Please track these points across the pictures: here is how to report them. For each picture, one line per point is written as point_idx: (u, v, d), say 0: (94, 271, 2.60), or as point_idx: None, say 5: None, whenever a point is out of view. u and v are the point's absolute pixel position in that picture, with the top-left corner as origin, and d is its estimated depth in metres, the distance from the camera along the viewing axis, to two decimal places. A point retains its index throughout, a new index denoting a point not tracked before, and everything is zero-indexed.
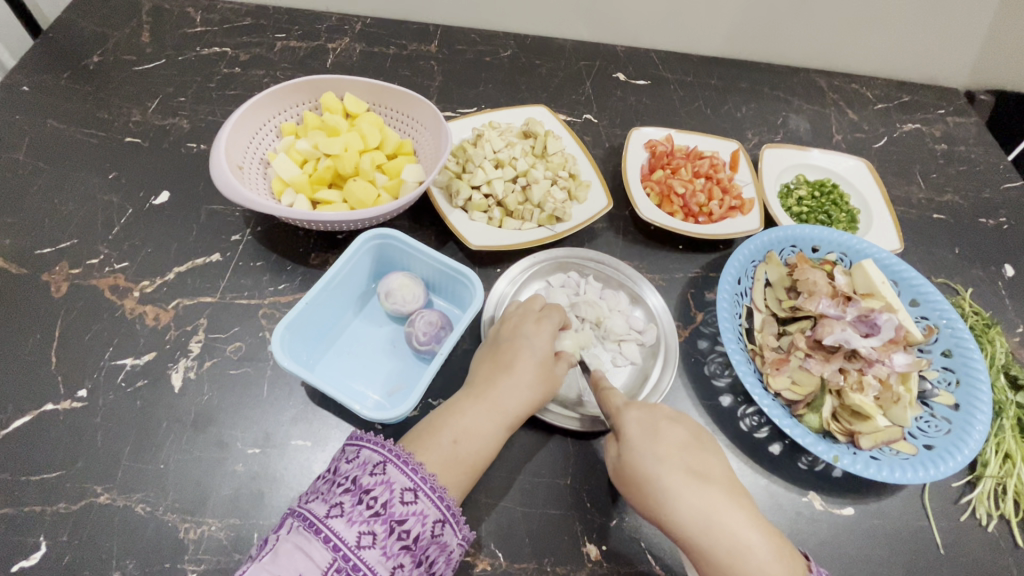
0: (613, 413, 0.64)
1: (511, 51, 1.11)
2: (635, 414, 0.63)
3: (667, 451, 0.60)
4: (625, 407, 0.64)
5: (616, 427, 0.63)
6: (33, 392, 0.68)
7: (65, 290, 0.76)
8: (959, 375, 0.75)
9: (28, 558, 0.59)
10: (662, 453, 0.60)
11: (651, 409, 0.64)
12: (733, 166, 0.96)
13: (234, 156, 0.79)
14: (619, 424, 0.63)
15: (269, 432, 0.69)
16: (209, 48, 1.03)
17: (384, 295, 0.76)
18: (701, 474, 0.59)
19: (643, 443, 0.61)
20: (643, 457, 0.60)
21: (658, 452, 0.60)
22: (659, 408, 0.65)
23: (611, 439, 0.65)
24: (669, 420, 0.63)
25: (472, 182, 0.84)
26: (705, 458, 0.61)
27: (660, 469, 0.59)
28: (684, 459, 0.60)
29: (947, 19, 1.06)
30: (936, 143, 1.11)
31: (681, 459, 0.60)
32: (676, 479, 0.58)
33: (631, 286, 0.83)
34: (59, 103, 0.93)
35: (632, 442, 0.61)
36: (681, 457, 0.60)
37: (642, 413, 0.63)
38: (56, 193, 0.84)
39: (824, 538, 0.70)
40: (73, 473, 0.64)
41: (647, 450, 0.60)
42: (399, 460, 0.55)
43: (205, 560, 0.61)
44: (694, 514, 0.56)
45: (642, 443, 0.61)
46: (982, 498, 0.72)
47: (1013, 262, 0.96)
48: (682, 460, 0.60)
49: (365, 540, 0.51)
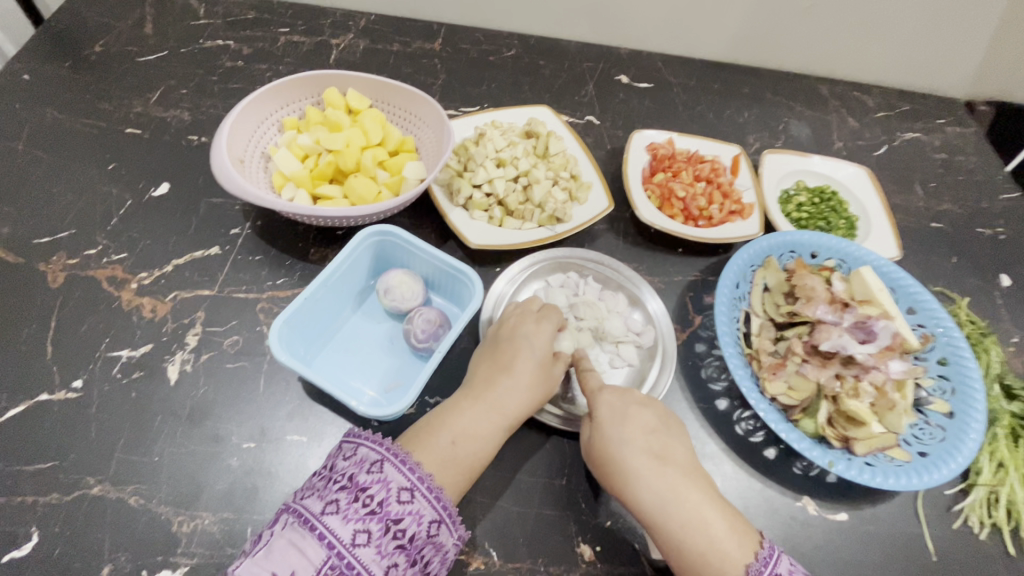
0: (588, 394, 0.66)
1: (515, 51, 1.12)
2: (606, 395, 0.65)
3: (633, 433, 0.62)
4: (598, 389, 0.66)
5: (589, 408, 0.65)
6: (28, 383, 0.68)
7: (62, 280, 0.76)
8: (954, 384, 0.75)
9: (19, 549, 0.59)
10: (628, 435, 0.61)
11: (622, 392, 0.65)
12: (733, 171, 0.96)
13: (235, 149, 0.79)
14: (591, 406, 0.64)
15: (265, 426, 0.68)
16: (212, 41, 1.03)
17: (383, 292, 0.76)
18: (664, 457, 0.61)
19: (611, 424, 0.62)
20: (611, 438, 0.61)
21: (625, 433, 0.62)
22: (631, 391, 0.66)
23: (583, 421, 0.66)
24: (638, 405, 0.65)
25: (474, 180, 0.84)
26: (670, 442, 0.63)
27: (625, 450, 0.60)
28: (648, 441, 0.62)
29: (949, 30, 1.06)
30: (936, 152, 1.11)
31: (646, 440, 0.62)
32: (638, 461, 0.60)
33: (630, 289, 0.83)
34: (60, 93, 0.92)
35: (601, 422, 0.63)
36: (646, 438, 0.62)
37: (615, 396, 0.64)
38: (55, 183, 0.83)
39: (817, 542, 0.70)
40: (67, 464, 0.63)
41: (615, 433, 0.62)
42: (396, 458, 0.55)
43: (197, 554, 0.61)
44: (653, 493, 0.58)
45: (610, 424, 0.62)
46: (975, 506, 0.73)
47: (1009, 272, 0.96)
48: (646, 441, 0.61)
49: (360, 538, 0.51)
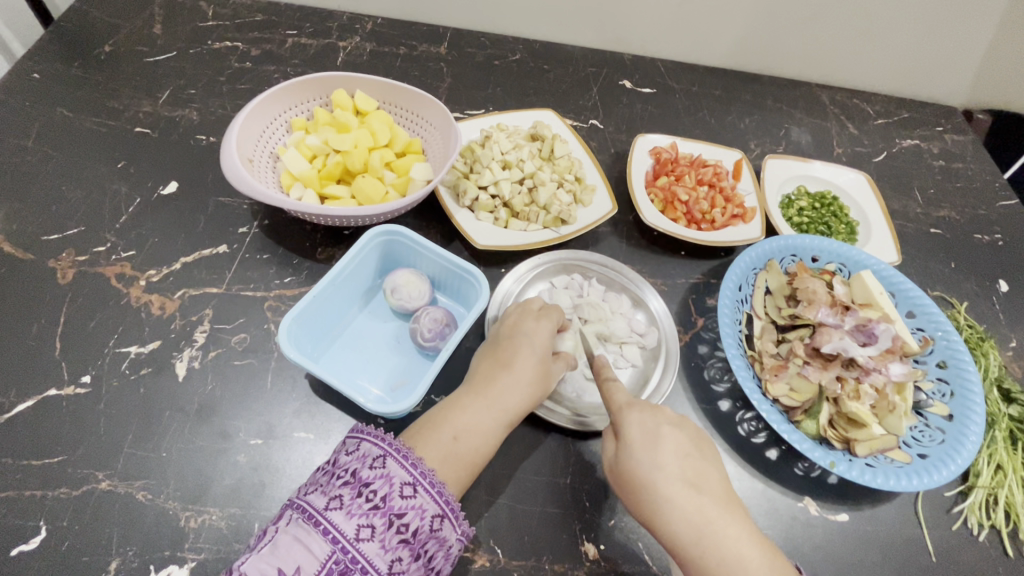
0: (616, 412, 0.63)
1: (520, 55, 1.13)
2: (637, 416, 0.62)
3: (667, 458, 0.60)
4: (625, 407, 0.63)
5: (617, 427, 0.63)
6: (36, 378, 0.68)
7: (71, 277, 0.76)
8: (952, 387, 0.76)
9: (28, 542, 0.59)
10: (661, 461, 0.60)
11: (654, 412, 0.63)
12: (736, 175, 0.97)
13: (244, 149, 0.79)
14: (621, 427, 0.62)
15: (272, 423, 0.69)
16: (221, 42, 1.04)
17: (389, 291, 0.77)
18: (698, 484, 0.60)
19: (643, 449, 0.60)
20: (642, 463, 0.60)
21: (658, 459, 0.60)
22: (661, 411, 0.64)
23: (610, 438, 0.64)
24: (671, 426, 0.63)
25: (480, 182, 0.85)
26: (702, 466, 0.61)
27: (658, 477, 0.59)
28: (682, 467, 0.60)
29: (947, 40, 1.08)
30: (934, 159, 1.13)
31: (680, 467, 0.60)
32: (673, 489, 0.58)
33: (633, 290, 0.84)
34: (69, 91, 0.93)
35: (632, 445, 0.61)
36: (680, 465, 0.60)
37: (646, 417, 0.62)
38: (64, 180, 0.84)
39: (819, 543, 0.71)
40: (75, 459, 0.64)
41: (645, 459, 0.60)
42: (398, 453, 0.56)
43: (204, 549, 0.61)
44: (689, 525, 0.57)
45: (641, 449, 0.60)
46: (974, 508, 0.73)
47: (1008, 278, 0.97)
48: (680, 467, 0.60)
49: (364, 533, 0.51)
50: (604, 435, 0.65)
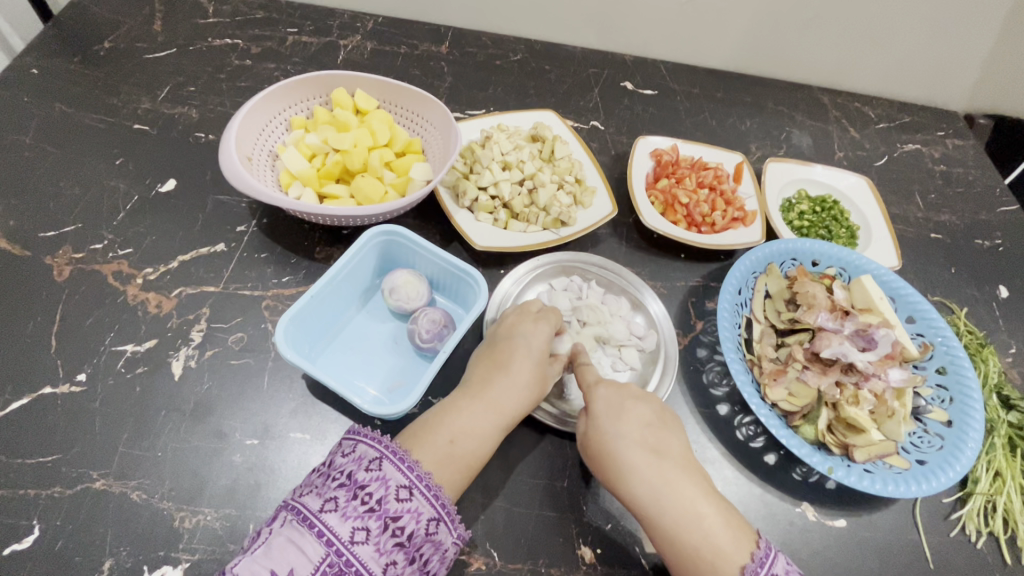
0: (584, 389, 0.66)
1: (521, 56, 1.12)
2: (603, 391, 0.65)
3: (629, 427, 0.62)
4: (594, 383, 0.66)
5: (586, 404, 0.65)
6: (32, 375, 0.68)
7: (68, 274, 0.76)
8: (952, 393, 0.76)
9: (21, 541, 0.59)
10: (624, 430, 0.62)
11: (619, 387, 0.66)
12: (736, 178, 0.97)
13: (243, 147, 0.79)
14: (588, 403, 0.65)
15: (268, 423, 0.68)
16: (221, 39, 1.04)
17: (388, 291, 0.76)
18: (661, 451, 0.61)
19: (607, 419, 0.63)
20: (606, 432, 0.62)
21: (620, 427, 0.62)
22: (628, 386, 0.67)
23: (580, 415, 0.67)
24: (636, 399, 0.65)
25: (480, 183, 0.85)
26: (666, 436, 0.63)
27: (620, 444, 0.61)
28: (644, 435, 0.62)
29: (950, 44, 1.07)
30: (935, 163, 1.12)
31: (642, 435, 0.62)
32: (634, 454, 0.60)
33: (632, 293, 0.83)
34: (68, 88, 0.93)
35: (597, 415, 0.63)
36: (642, 433, 0.62)
37: (612, 392, 0.65)
38: (62, 177, 0.83)
39: (816, 548, 0.71)
40: (69, 458, 0.63)
41: (610, 426, 0.62)
42: (394, 455, 0.55)
43: (199, 549, 0.61)
44: (649, 488, 0.58)
45: (606, 418, 0.63)
46: (972, 515, 0.73)
47: (1008, 284, 0.97)
48: (642, 435, 0.62)
49: (359, 536, 0.51)
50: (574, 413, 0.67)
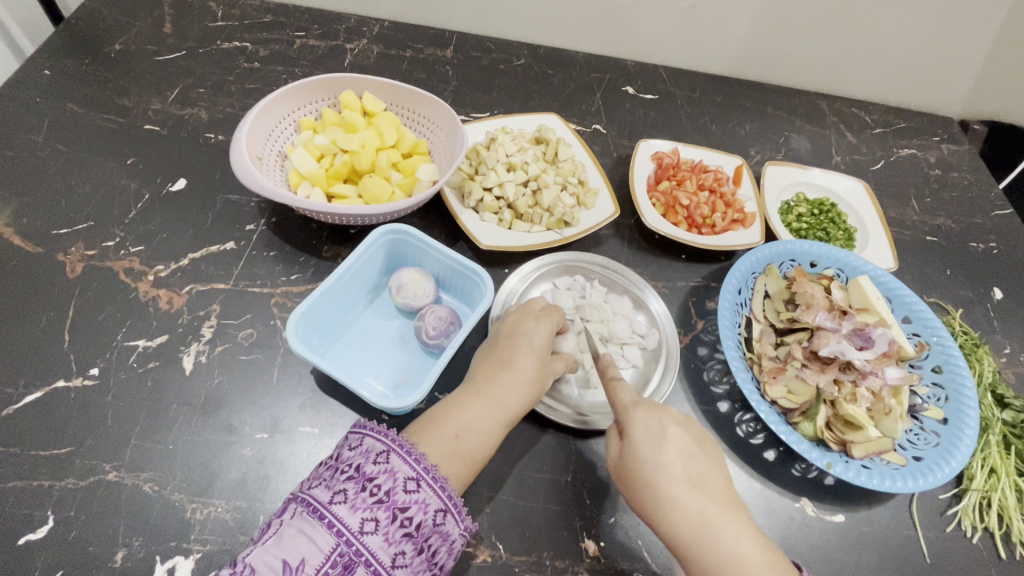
0: (621, 411, 0.65)
1: (524, 60, 1.14)
2: (642, 415, 0.64)
3: (671, 458, 0.61)
4: (631, 405, 0.65)
5: (622, 426, 0.64)
6: (45, 369, 0.69)
7: (80, 271, 0.77)
8: (947, 391, 0.78)
9: (35, 531, 0.60)
10: (666, 460, 0.61)
11: (658, 412, 0.65)
12: (736, 181, 0.99)
13: (254, 147, 0.81)
14: (626, 426, 0.64)
15: (278, 418, 0.70)
16: (230, 42, 1.05)
17: (395, 289, 0.78)
18: (702, 484, 0.61)
19: (647, 447, 0.62)
20: (647, 461, 0.61)
21: (662, 457, 0.61)
22: (666, 409, 0.65)
23: (614, 437, 0.65)
24: (677, 426, 0.64)
25: (485, 184, 0.87)
26: (706, 468, 0.62)
27: (661, 477, 0.60)
28: (685, 466, 0.61)
29: (944, 50, 1.10)
30: (931, 168, 1.14)
31: (683, 467, 0.61)
32: (678, 490, 0.59)
33: (635, 292, 0.85)
34: (79, 89, 0.94)
35: (637, 443, 0.62)
36: (684, 465, 0.61)
37: (651, 416, 0.64)
38: (74, 176, 0.85)
39: (815, 543, 0.72)
40: (83, 450, 0.64)
41: (651, 456, 0.61)
42: (401, 449, 0.56)
43: (211, 540, 0.62)
44: (692, 525, 0.58)
45: (646, 447, 0.62)
46: (967, 511, 0.74)
47: (1002, 286, 0.99)
48: (684, 467, 0.61)
49: (368, 526, 0.52)
50: (607, 434, 0.66)
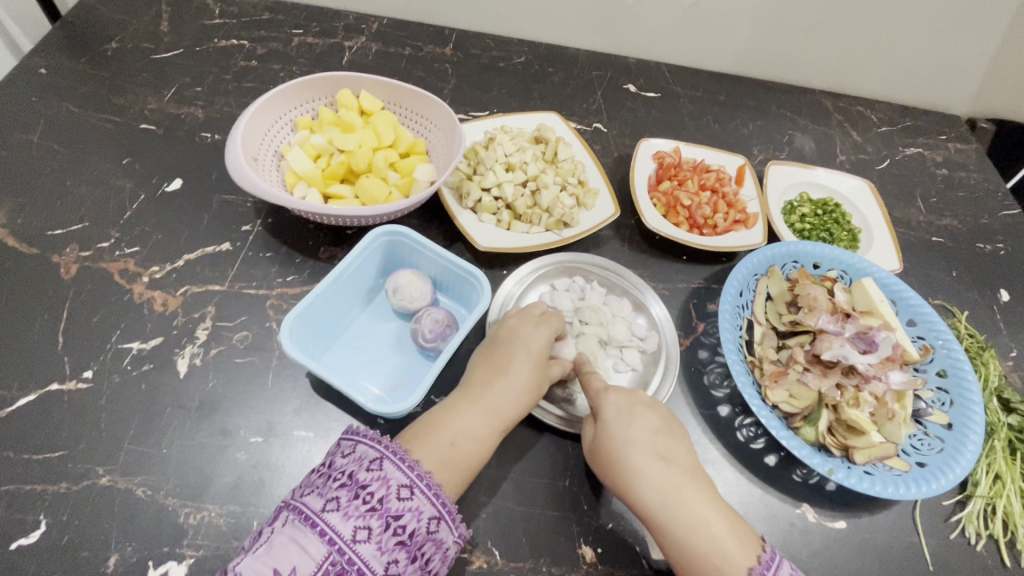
0: (594, 395, 0.66)
1: (524, 58, 1.13)
2: (612, 395, 0.65)
3: (638, 433, 0.62)
4: (603, 390, 0.66)
5: (595, 409, 0.65)
6: (40, 372, 0.69)
7: (74, 272, 0.76)
8: (952, 396, 0.76)
9: (28, 536, 0.59)
10: (634, 435, 0.62)
11: (629, 393, 0.66)
12: (739, 181, 0.97)
13: (249, 147, 0.80)
14: (598, 406, 0.64)
15: (273, 421, 0.69)
16: (227, 40, 1.05)
17: (391, 291, 0.77)
18: (668, 457, 0.61)
19: (616, 424, 0.62)
20: (615, 437, 0.62)
21: (630, 433, 0.62)
22: (638, 393, 0.66)
23: (588, 421, 0.66)
24: (646, 405, 0.65)
25: (483, 184, 0.86)
26: (674, 443, 0.63)
27: (629, 449, 0.61)
28: (653, 441, 0.62)
29: (951, 48, 1.08)
30: (937, 167, 1.13)
31: (650, 441, 0.62)
32: (643, 461, 0.60)
33: (635, 294, 0.84)
34: (76, 88, 0.93)
35: (606, 421, 0.63)
36: (651, 439, 0.62)
37: (621, 396, 0.65)
38: (69, 176, 0.84)
39: (816, 549, 0.71)
40: (76, 454, 0.64)
41: (620, 432, 0.62)
42: (395, 456, 0.55)
43: (204, 546, 0.61)
44: (657, 494, 0.58)
45: (615, 424, 0.62)
46: (971, 517, 0.73)
47: (1009, 288, 0.97)
48: (651, 441, 0.61)
49: (361, 535, 0.51)
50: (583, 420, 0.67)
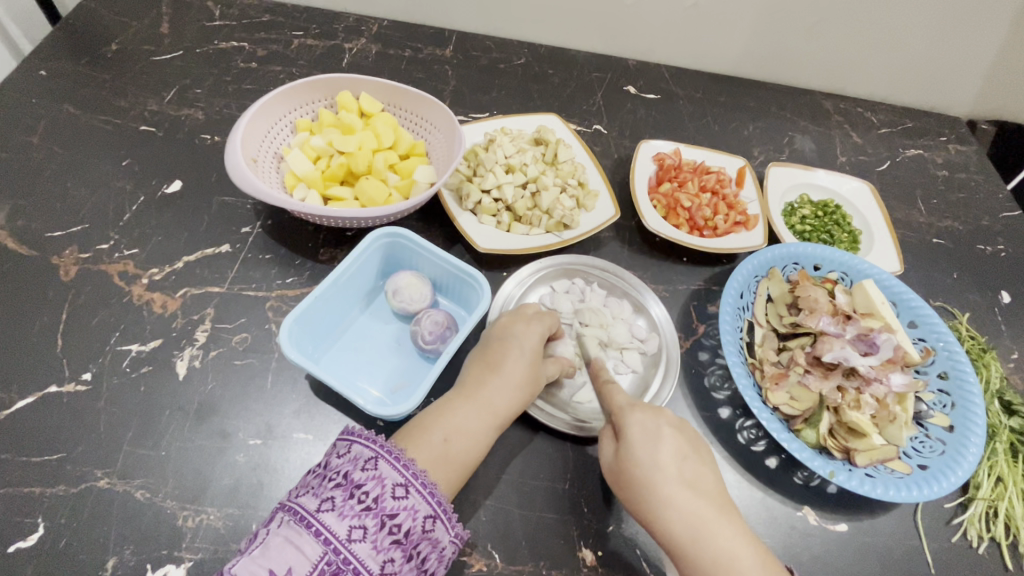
0: (617, 413, 0.64)
1: (524, 59, 1.13)
2: (639, 417, 0.62)
3: (667, 459, 0.60)
4: (627, 409, 0.63)
5: (618, 429, 0.63)
6: (38, 373, 0.69)
7: (74, 274, 0.76)
8: (954, 398, 0.76)
9: (26, 539, 0.59)
10: (662, 462, 0.60)
11: (654, 413, 0.63)
12: (739, 183, 0.97)
13: (249, 149, 0.80)
14: (621, 427, 0.62)
15: (272, 424, 0.69)
16: (227, 42, 1.05)
17: (391, 293, 0.77)
18: (696, 485, 0.60)
19: (643, 448, 0.60)
20: (642, 462, 0.60)
21: (658, 459, 0.60)
22: (664, 412, 0.64)
23: (608, 439, 0.64)
24: (672, 428, 0.62)
25: (483, 186, 0.85)
26: (700, 469, 0.61)
27: (658, 477, 0.59)
28: (680, 468, 0.60)
29: (951, 50, 1.08)
30: (938, 169, 1.12)
31: (678, 468, 0.60)
32: (672, 490, 0.58)
33: (635, 296, 0.84)
34: (75, 90, 0.93)
35: (634, 445, 0.60)
36: (679, 466, 0.60)
37: (647, 417, 0.62)
38: (69, 178, 0.84)
39: (817, 552, 0.71)
40: (74, 456, 0.64)
41: (647, 458, 0.60)
42: (390, 455, 0.55)
43: (203, 548, 0.61)
44: (685, 525, 0.57)
45: (642, 448, 0.60)
46: (973, 520, 0.73)
47: (1010, 290, 0.97)
48: (679, 468, 0.60)
49: (356, 534, 0.50)
50: (601, 435, 0.65)
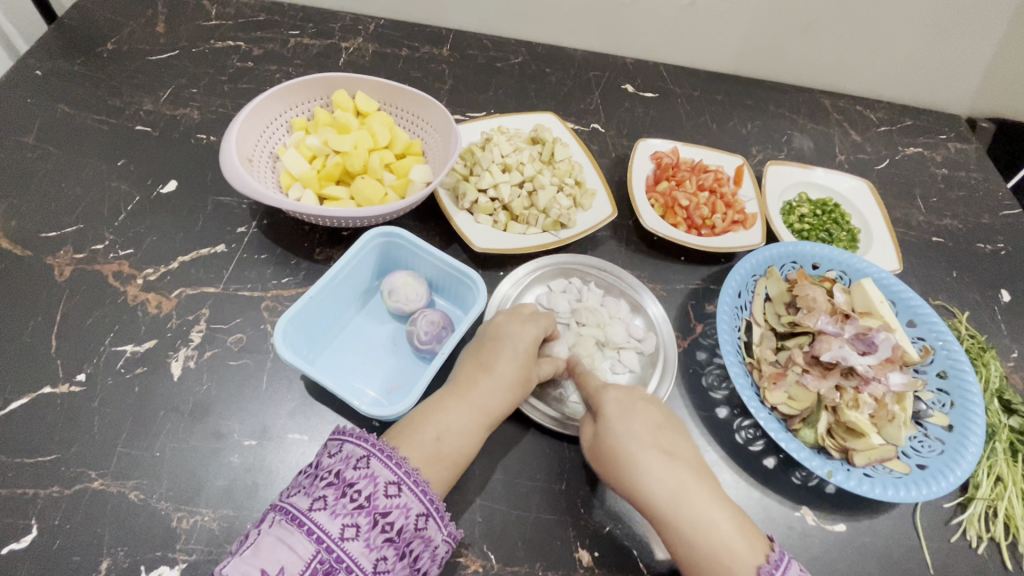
0: (592, 394, 0.65)
1: (522, 58, 1.13)
2: (613, 394, 0.64)
3: (642, 430, 0.61)
4: (602, 388, 0.65)
5: (596, 408, 0.64)
6: (33, 375, 0.68)
7: (69, 274, 0.76)
8: (953, 397, 0.76)
9: (19, 541, 0.59)
10: (637, 433, 0.61)
11: (629, 391, 0.65)
12: (737, 181, 0.96)
13: (244, 149, 0.79)
14: (598, 406, 0.64)
15: (266, 424, 0.68)
16: (223, 41, 1.04)
17: (387, 292, 0.77)
18: (672, 453, 0.60)
19: (619, 421, 0.62)
20: (618, 434, 0.61)
21: (633, 430, 0.61)
22: (637, 390, 0.66)
23: (587, 421, 0.65)
24: (646, 402, 0.64)
25: (479, 184, 0.85)
26: (676, 439, 0.62)
27: (634, 447, 0.60)
28: (656, 438, 0.61)
29: (950, 47, 1.07)
30: (937, 167, 1.12)
31: (653, 437, 0.61)
32: (648, 457, 0.59)
33: (632, 294, 0.83)
34: (71, 89, 0.93)
35: (608, 419, 0.62)
36: (654, 436, 0.61)
37: (621, 394, 0.64)
38: (64, 178, 0.84)
39: (816, 553, 0.70)
40: (68, 457, 0.64)
41: (623, 429, 0.61)
42: (382, 453, 0.55)
43: (197, 550, 0.61)
44: (664, 490, 0.58)
45: (618, 421, 0.62)
46: (973, 519, 0.73)
47: (1010, 288, 0.97)
48: (654, 437, 0.61)
49: (349, 532, 0.50)
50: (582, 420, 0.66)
